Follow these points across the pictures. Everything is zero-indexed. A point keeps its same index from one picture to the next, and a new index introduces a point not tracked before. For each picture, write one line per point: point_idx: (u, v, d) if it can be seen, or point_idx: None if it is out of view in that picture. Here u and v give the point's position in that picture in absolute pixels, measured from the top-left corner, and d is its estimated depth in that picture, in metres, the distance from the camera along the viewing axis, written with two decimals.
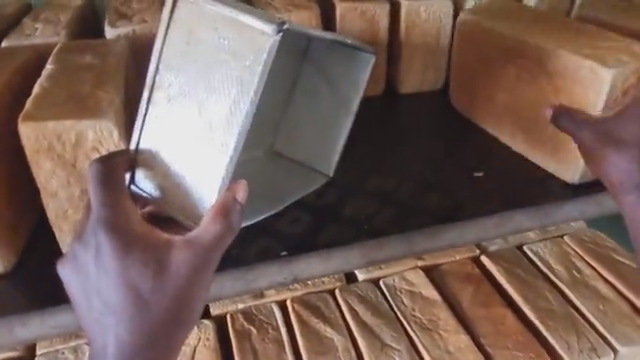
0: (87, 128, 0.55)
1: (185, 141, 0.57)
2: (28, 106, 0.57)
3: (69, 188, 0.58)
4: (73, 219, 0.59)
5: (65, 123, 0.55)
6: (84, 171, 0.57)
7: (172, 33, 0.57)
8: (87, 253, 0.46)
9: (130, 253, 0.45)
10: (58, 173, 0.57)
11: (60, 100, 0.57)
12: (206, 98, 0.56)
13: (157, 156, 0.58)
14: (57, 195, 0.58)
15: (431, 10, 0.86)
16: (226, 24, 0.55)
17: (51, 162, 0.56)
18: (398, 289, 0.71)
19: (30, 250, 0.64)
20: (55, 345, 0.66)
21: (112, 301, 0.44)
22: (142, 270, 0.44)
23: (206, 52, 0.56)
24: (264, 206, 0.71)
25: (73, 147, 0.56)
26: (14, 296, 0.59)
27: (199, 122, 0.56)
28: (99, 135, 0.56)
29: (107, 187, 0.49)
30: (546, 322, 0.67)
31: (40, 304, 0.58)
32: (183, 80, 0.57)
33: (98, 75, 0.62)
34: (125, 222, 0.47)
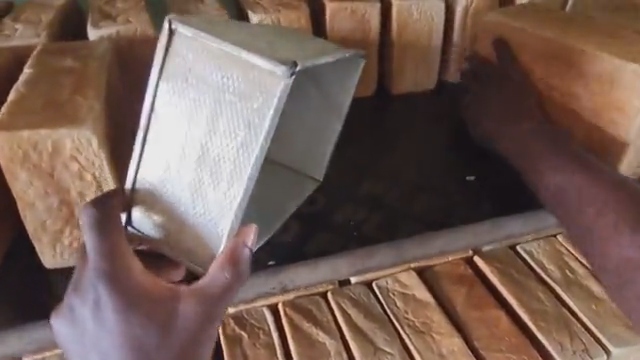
0: (64, 136, 0.53)
1: (189, 176, 0.56)
2: (4, 114, 0.54)
3: (47, 198, 0.56)
4: (53, 229, 0.57)
5: (41, 131, 0.52)
6: (63, 180, 0.55)
7: (172, 67, 0.56)
8: (85, 306, 0.46)
9: (131, 310, 0.45)
10: (36, 183, 0.55)
11: (36, 108, 0.55)
12: (209, 138, 0.55)
13: (155, 194, 0.58)
14: (36, 206, 0.56)
15: (423, 9, 0.84)
16: (229, 63, 0.54)
17: (28, 173, 0.54)
18: (391, 291, 0.67)
19: (14, 259, 0.62)
20: None
21: (113, 357, 0.45)
22: (145, 328, 0.46)
23: (207, 90, 0.55)
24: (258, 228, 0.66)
25: (50, 156, 0.54)
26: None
27: (203, 158, 0.56)
28: (77, 143, 0.54)
29: (106, 236, 0.46)
30: (538, 323, 0.65)
31: (22, 319, 0.56)
32: (182, 116, 0.56)
33: (77, 80, 0.60)
34: (125, 273, 0.46)
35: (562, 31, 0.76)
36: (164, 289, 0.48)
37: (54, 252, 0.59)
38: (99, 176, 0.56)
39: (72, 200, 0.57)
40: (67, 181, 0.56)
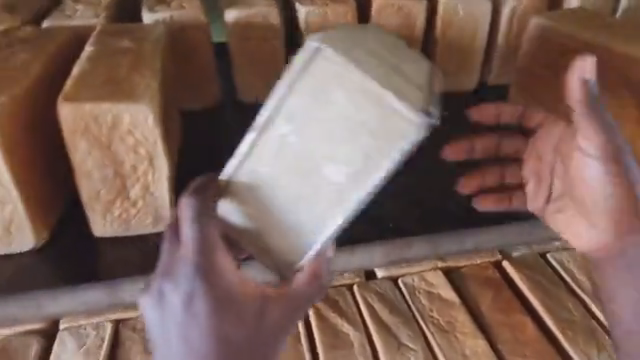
0: (123, 111, 0.56)
1: (284, 197, 0.50)
2: (68, 86, 0.57)
3: (103, 169, 0.58)
4: (104, 199, 0.60)
5: (102, 105, 0.55)
6: (118, 153, 0.58)
7: (313, 62, 0.49)
8: (176, 292, 0.43)
9: (224, 306, 0.43)
10: (94, 154, 0.58)
11: (98, 83, 0.58)
12: (314, 149, 0.49)
13: (251, 191, 0.51)
14: (91, 176, 0.59)
15: (469, 9, 0.84)
16: (368, 91, 0.47)
17: (88, 143, 0.57)
18: (417, 289, 0.69)
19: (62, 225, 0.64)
20: (77, 318, 0.59)
21: (198, 348, 0.42)
22: (235, 324, 0.44)
23: (329, 108, 0.48)
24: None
25: (109, 129, 0.57)
26: (50, 272, 0.60)
27: (304, 179, 0.49)
28: (135, 118, 0.56)
29: (206, 229, 0.44)
30: (566, 332, 0.65)
31: (71, 282, 0.59)
32: (299, 125, 0.49)
33: (135, 59, 0.62)
34: (218, 269, 0.44)
35: (611, 38, 0.75)
36: (259, 293, 0.46)
37: (105, 220, 0.61)
38: (152, 152, 0.58)
39: (125, 172, 0.59)
40: (122, 155, 0.58)
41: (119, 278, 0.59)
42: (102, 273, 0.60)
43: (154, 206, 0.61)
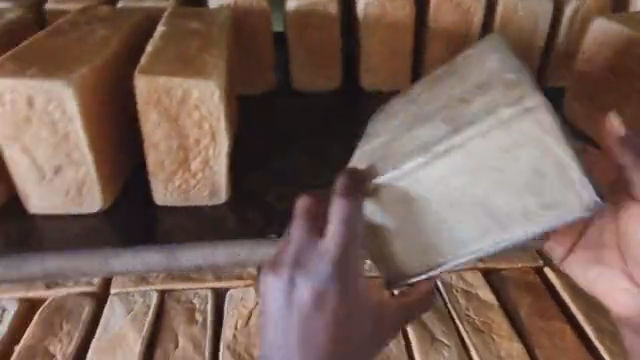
0: (192, 86, 0.59)
1: (425, 222, 0.49)
2: (144, 61, 0.61)
3: (169, 140, 0.62)
4: (168, 168, 0.63)
5: (174, 79, 0.59)
6: (185, 126, 0.61)
7: (516, 128, 0.45)
8: (309, 284, 0.42)
9: (351, 310, 0.44)
10: (163, 126, 0.61)
11: (171, 60, 0.62)
12: (465, 197, 0.48)
13: (394, 206, 0.49)
14: (158, 147, 0.62)
15: (529, 8, 0.83)
16: (552, 156, 0.44)
17: (158, 114, 0.61)
18: (454, 287, 0.69)
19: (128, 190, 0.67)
20: (125, 286, 0.66)
21: (316, 344, 0.44)
22: (355, 326, 0.45)
23: (504, 156, 0.46)
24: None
25: (178, 103, 0.60)
26: (109, 231, 0.62)
27: (452, 213, 0.48)
28: (202, 94, 0.60)
29: (351, 232, 0.43)
30: (606, 342, 0.64)
31: (126, 243, 0.61)
32: (465, 161, 0.46)
33: (203, 40, 0.66)
34: (355, 276, 0.44)
35: None
36: (380, 301, 0.48)
37: (165, 188, 0.64)
38: (215, 127, 0.61)
39: (189, 146, 0.62)
40: (188, 129, 0.62)
41: (177, 244, 0.61)
42: (160, 237, 0.62)
43: (212, 179, 0.64)
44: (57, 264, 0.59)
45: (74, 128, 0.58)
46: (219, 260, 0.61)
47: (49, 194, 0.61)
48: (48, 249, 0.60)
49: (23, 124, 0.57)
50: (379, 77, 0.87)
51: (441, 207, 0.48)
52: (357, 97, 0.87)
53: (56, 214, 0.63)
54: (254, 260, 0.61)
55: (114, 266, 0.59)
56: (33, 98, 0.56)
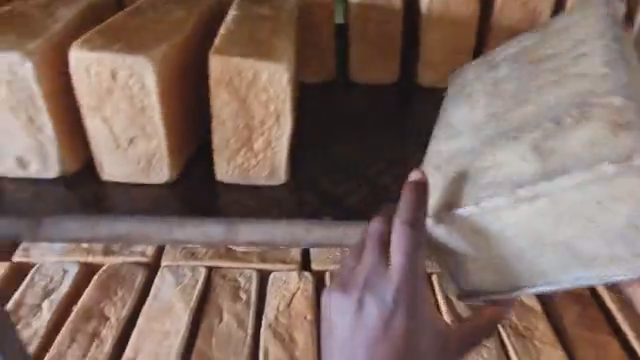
0: (263, 69, 0.61)
1: (513, 254, 0.61)
2: (218, 42, 0.63)
3: (236, 120, 0.63)
4: (230, 146, 0.65)
5: (247, 60, 0.60)
6: (252, 107, 0.62)
7: (588, 187, 0.56)
8: (376, 305, 0.52)
9: (412, 328, 0.53)
10: (231, 105, 0.63)
11: (243, 42, 0.63)
12: (551, 238, 0.59)
13: (479, 236, 0.62)
14: (225, 124, 0.64)
15: None
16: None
17: (228, 94, 0.62)
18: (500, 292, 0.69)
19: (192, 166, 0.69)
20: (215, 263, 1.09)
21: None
22: (418, 342, 0.54)
23: (593, 209, 0.57)
24: (380, 190, 0.69)
25: (248, 84, 0.61)
26: (169, 203, 0.64)
27: (539, 251, 0.60)
28: (271, 77, 0.61)
29: (412, 265, 0.52)
30: None
31: (180, 215, 0.62)
32: (556, 212, 0.58)
33: (272, 26, 0.67)
34: (414, 298, 0.52)
35: None
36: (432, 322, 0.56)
37: (228, 165, 0.66)
38: (281, 109, 0.63)
39: (254, 127, 0.64)
40: (255, 111, 0.63)
41: (240, 219, 0.62)
42: (224, 211, 0.63)
43: (273, 159, 0.66)
44: (124, 228, 0.60)
45: (150, 103, 0.60)
46: (277, 240, 0.62)
47: (123, 163, 0.65)
48: (116, 213, 0.62)
49: (105, 95, 0.60)
50: (440, 72, 0.88)
51: (524, 244, 0.61)
52: (416, 89, 0.89)
53: (126, 181, 0.66)
54: (309, 244, 0.63)
55: (176, 234, 0.61)
56: (116, 71, 0.58)
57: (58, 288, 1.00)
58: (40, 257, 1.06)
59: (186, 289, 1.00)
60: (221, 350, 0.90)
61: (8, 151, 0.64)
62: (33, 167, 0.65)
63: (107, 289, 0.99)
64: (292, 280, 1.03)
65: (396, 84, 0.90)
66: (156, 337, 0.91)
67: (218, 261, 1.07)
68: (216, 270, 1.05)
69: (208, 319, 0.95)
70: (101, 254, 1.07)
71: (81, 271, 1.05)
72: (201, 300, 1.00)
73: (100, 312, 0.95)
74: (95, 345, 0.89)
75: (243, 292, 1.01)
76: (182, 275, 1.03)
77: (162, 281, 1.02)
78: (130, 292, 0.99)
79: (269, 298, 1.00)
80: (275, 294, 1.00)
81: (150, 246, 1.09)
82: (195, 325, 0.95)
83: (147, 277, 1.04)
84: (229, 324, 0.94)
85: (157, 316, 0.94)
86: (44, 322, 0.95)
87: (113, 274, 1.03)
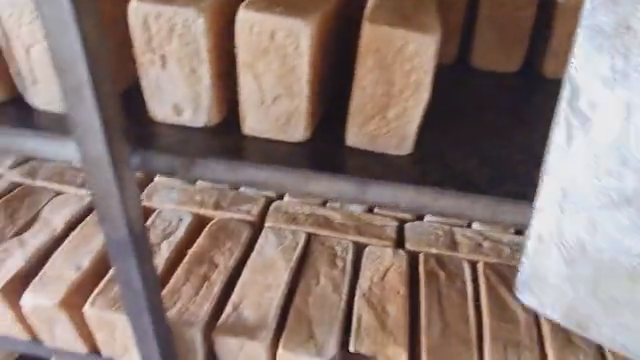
0: (411, 41, 0.61)
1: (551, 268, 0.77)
2: (367, 10, 0.64)
3: (376, 88, 0.64)
4: (365, 113, 0.67)
5: (398, 31, 0.61)
6: (395, 77, 0.63)
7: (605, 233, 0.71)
8: None
9: None
10: (373, 72, 0.64)
11: (390, 12, 0.64)
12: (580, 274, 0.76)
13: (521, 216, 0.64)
14: (364, 91, 0.65)
15: None
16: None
17: (373, 62, 0.63)
18: None
19: (321, 128, 0.73)
20: (310, 228, 1.12)
21: None
22: None
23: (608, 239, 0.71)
24: (502, 170, 0.69)
25: (394, 54, 0.62)
26: (302, 159, 0.69)
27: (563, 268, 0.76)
28: (419, 49, 0.61)
29: None
30: None
31: (312, 169, 0.66)
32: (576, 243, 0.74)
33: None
34: None
35: None
36: None
37: (358, 131, 0.69)
38: (422, 82, 0.63)
39: (393, 95, 0.65)
40: (397, 81, 0.63)
41: (370, 179, 0.65)
42: (355, 172, 0.66)
43: (404, 129, 0.67)
44: (266, 175, 0.67)
45: (300, 64, 0.65)
46: (401, 203, 0.65)
47: (265, 119, 0.70)
48: (257, 162, 0.67)
49: (261, 54, 0.65)
50: (559, 64, 0.90)
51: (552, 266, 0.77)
52: (536, 81, 0.90)
53: (263, 137, 0.72)
54: (431, 211, 0.65)
55: (310, 186, 0.66)
56: (275, 32, 0.64)
57: (175, 234, 1.11)
58: (160, 202, 1.17)
59: (288, 249, 1.06)
60: (318, 310, 0.95)
61: (168, 98, 0.71)
62: (186, 114, 0.72)
63: (216, 240, 1.07)
64: (387, 257, 1.06)
65: (519, 72, 0.92)
66: (259, 288, 0.98)
67: (317, 228, 1.12)
68: (315, 237, 1.11)
69: (306, 279, 1.01)
70: (212, 207, 1.16)
71: (194, 221, 1.14)
72: (300, 261, 1.06)
73: (210, 258, 1.04)
74: (206, 287, 0.98)
75: (339, 261, 1.06)
76: (284, 236, 1.10)
77: (265, 240, 1.08)
78: (236, 245, 1.07)
79: (364, 268, 1.03)
80: (369, 266, 1.04)
81: (256, 206, 1.17)
82: (293, 283, 1.01)
83: (251, 234, 1.11)
84: (326, 287, 0.99)
85: (259, 270, 1.01)
86: (164, 260, 1.07)
87: (223, 227, 1.10)
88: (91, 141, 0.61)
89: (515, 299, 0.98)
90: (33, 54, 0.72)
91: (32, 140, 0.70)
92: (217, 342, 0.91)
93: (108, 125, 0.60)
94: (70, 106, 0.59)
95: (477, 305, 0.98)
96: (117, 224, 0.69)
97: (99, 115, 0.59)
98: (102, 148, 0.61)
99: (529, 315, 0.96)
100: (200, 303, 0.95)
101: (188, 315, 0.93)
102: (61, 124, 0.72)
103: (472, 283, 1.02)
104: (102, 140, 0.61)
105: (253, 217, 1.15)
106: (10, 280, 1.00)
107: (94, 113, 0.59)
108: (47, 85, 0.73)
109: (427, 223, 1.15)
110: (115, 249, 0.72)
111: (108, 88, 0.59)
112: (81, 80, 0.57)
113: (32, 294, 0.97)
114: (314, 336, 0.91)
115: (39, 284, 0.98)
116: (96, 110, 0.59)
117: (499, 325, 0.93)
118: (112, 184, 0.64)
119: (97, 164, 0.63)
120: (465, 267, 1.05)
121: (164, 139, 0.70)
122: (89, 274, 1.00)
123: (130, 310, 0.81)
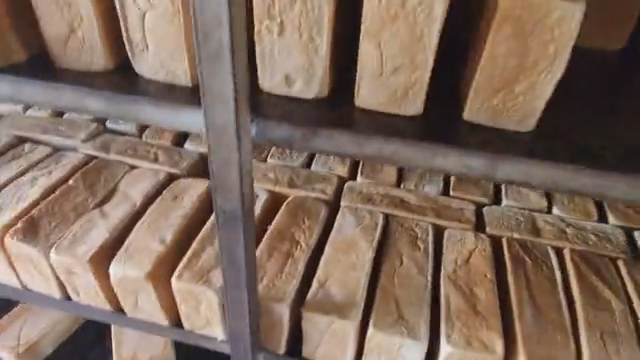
0: (556, 8, 0.58)
1: None
2: None
3: (508, 59, 0.62)
4: (491, 86, 0.64)
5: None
6: (532, 46, 0.61)
7: None
8: None
9: None
10: (509, 41, 0.61)
11: None
12: None
13: None
14: (496, 62, 0.63)
15: None
16: None
17: (511, 29, 0.60)
18: None
19: (433, 103, 0.71)
20: (387, 208, 1.11)
21: None
22: None
23: None
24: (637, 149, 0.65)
25: (536, 21, 0.59)
26: (419, 132, 0.66)
27: None
28: (563, 17, 0.58)
29: None
30: None
31: (432, 142, 0.65)
32: None
33: None
34: None
35: None
36: None
37: (480, 106, 0.66)
38: (560, 52, 0.60)
39: (526, 68, 0.62)
40: (534, 51, 0.61)
41: (499, 155, 0.63)
42: (480, 146, 0.64)
43: (530, 105, 0.64)
44: (389, 150, 0.65)
45: (430, 32, 0.63)
46: (532, 180, 0.63)
47: (380, 91, 0.68)
48: (377, 134, 0.66)
49: (388, 22, 0.63)
50: None
51: None
52: None
53: (377, 110, 0.70)
54: (563, 190, 0.63)
55: (437, 163, 0.65)
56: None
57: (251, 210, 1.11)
58: None
59: (368, 228, 1.05)
60: (405, 291, 0.94)
61: (279, 67, 0.70)
62: (297, 85, 0.71)
63: (295, 218, 1.07)
64: (468, 240, 1.03)
65: (621, 51, 0.87)
66: (344, 267, 0.97)
67: (394, 209, 1.11)
68: (392, 217, 1.10)
69: (390, 260, 0.99)
70: (287, 186, 1.16)
71: (269, 198, 1.14)
72: (380, 242, 1.04)
73: (291, 236, 1.03)
74: (290, 264, 0.97)
75: (421, 242, 1.03)
76: (362, 216, 1.08)
77: (343, 218, 1.07)
78: (315, 224, 1.06)
79: (446, 252, 1.01)
80: (451, 249, 1.02)
81: (330, 186, 1.16)
82: (376, 263, 1.00)
83: (328, 212, 1.10)
84: (410, 268, 0.98)
85: (341, 248, 1.00)
86: None
87: (300, 205, 1.10)
88: (222, 106, 0.62)
89: (608, 289, 0.95)
90: (148, 23, 0.72)
91: (145, 107, 0.71)
92: (305, 319, 0.91)
93: (238, 89, 0.61)
94: (204, 69, 0.60)
95: (567, 293, 0.96)
96: (232, 195, 0.69)
97: (233, 78, 0.60)
98: (230, 113, 0.63)
99: (624, 306, 0.93)
100: (287, 279, 0.94)
101: (275, 291, 0.92)
102: (172, 93, 0.73)
103: (560, 271, 0.99)
104: (232, 104, 0.62)
105: (328, 195, 1.14)
106: (95, 250, 1.00)
107: (228, 76, 0.60)
108: (158, 55, 0.74)
109: (505, 206, 1.13)
110: (223, 220, 0.72)
111: (243, 53, 0.60)
112: (222, 41, 0.58)
113: (119, 264, 0.98)
114: (404, 317, 0.89)
115: (125, 254, 0.99)
116: (231, 73, 0.60)
117: (594, 315, 0.91)
118: (233, 150, 0.65)
119: (222, 129, 0.64)
120: (551, 253, 1.02)
121: (277, 109, 0.70)
122: (173, 247, 1.01)
123: (228, 282, 0.81)
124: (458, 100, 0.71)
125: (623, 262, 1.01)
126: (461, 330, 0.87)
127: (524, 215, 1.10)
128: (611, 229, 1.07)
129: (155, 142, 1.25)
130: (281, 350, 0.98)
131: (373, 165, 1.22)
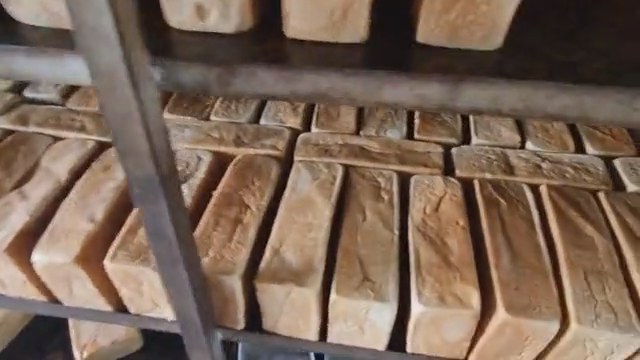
0: None
1: None
2: None
3: None
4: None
5: None
6: None
7: None
8: None
9: None
10: None
11: None
12: None
13: None
14: None
15: None
16: None
17: None
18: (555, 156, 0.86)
19: (379, 25, 0.59)
20: (347, 158, 1.00)
21: None
22: None
23: None
24: (624, 57, 0.54)
25: None
26: (361, 59, 0.54)
27: None
28: None
29: None
30: None
31: (378, 69, 0.53)
32: None
33: None
34: None
35: None
36: None
37: (434, 24, 0.54)
38: None
39: None
40: None
41: (462, 77, 0.52)
42: (435, 70, 0.52)
43: (495, 16, 0.52)
44: (327, 85, 0.53)
45: None
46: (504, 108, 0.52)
47: (310, 14, 0.55)
48: (313, 65, 0.53)
49: None
50: None
51: None
52: None
53: (310, 41, 0.57)
54: (539, 115, 0.52)
55: (387, 96, 0.53)
56: None
57: (194, 175, 0.97)
58: (173, 142, 1.05)
59: (325, 184, 0.94)
60: (369, 248, 0.84)
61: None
62: (211, 18, 0.57)
63: (242, 179, 0.95)
64: (437, 185, 0.94)
65: None
66: (300, 229, 0.86)
67: (354, 160, 1.00)
68: (353, 169, 0.98)
69: (351, 215, 0.89)
70: (233, 146, 1.03)
71: (214, 160, 1.01)
72: (339, 197, 0.93)
73: (239, 200, 0.91)
74: (240, 231, 0.86)
75: (385, 193, 0.93)
76: (318, 170, 0.97)
77: (298, 175, 0.96)
78: (266, 184, 0.95)
79: (413, 201, 0.91)
80: (419, 197, 0.92)
81: (282, 141, 1.04)
82: (336, 221, 0.90)
83: (281, 169, 0.99)
84: (374, 223, 0.88)
85: (297, 208, 0.90)
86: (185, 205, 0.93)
87: (248, 164, 0.98)
88: (104, 46, 0.49)
89: (590, 224, 0.88)
90: None
91: (19, 57, 0.56)
92: (260, 291, 0.81)
93: (120, 23, 0.48)
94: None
95: (546, 234, 0.88)
96: (141, 158, 0.57)
97: (109, 8, 0.47)
98: (116, 56, 0.50)
99: (608, 241, 0.85)
100: (236, 248, 0.83)
101: (224, 263, 0.81)
102: (54, 39, 0.58)
103: (537, 210, 0.91)
104: (116, 44, 0.49)
105: (281, 151, 1.02)
106: (14, 235, 0.87)
107: (103, 7, 0.47)
108: None
109: (475, 146, 1.03)
110: (139, 192, 0.61)
111: None
112: None
113: (42, 251, 0.85)
114: (370, 277, 0.80)
115: (49, 238, 0.86)
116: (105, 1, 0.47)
117: (576, 255, 0.83)
118: (131, 102, 0.53)
119: (111, 76, 0.51)
120: (526, 191, 0.93)
121: (190, 48, 0.56)
122: (105, 225, 0.88)
123: (163, 261, 0.69)
124: (408, 20, 0.59)
125: (603, 194, 0.93)
126: (433, 285, 0.78)
127: (496, 154, 1.00)
128: (589, 160, 0.99)
129: (81, 109, 1.09)
130: (239, 325, 0.88)
131: (328, 114, 1.10)
